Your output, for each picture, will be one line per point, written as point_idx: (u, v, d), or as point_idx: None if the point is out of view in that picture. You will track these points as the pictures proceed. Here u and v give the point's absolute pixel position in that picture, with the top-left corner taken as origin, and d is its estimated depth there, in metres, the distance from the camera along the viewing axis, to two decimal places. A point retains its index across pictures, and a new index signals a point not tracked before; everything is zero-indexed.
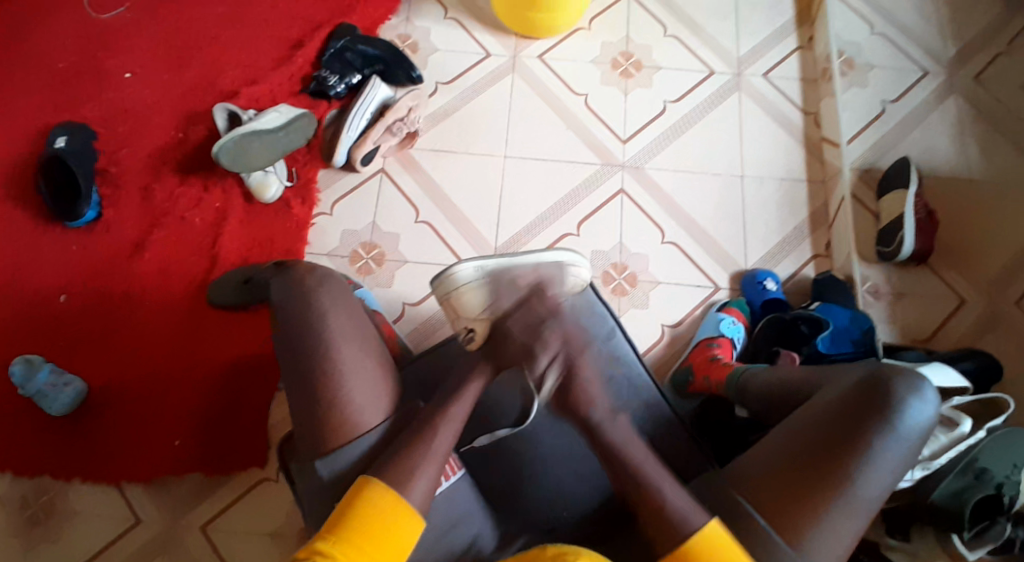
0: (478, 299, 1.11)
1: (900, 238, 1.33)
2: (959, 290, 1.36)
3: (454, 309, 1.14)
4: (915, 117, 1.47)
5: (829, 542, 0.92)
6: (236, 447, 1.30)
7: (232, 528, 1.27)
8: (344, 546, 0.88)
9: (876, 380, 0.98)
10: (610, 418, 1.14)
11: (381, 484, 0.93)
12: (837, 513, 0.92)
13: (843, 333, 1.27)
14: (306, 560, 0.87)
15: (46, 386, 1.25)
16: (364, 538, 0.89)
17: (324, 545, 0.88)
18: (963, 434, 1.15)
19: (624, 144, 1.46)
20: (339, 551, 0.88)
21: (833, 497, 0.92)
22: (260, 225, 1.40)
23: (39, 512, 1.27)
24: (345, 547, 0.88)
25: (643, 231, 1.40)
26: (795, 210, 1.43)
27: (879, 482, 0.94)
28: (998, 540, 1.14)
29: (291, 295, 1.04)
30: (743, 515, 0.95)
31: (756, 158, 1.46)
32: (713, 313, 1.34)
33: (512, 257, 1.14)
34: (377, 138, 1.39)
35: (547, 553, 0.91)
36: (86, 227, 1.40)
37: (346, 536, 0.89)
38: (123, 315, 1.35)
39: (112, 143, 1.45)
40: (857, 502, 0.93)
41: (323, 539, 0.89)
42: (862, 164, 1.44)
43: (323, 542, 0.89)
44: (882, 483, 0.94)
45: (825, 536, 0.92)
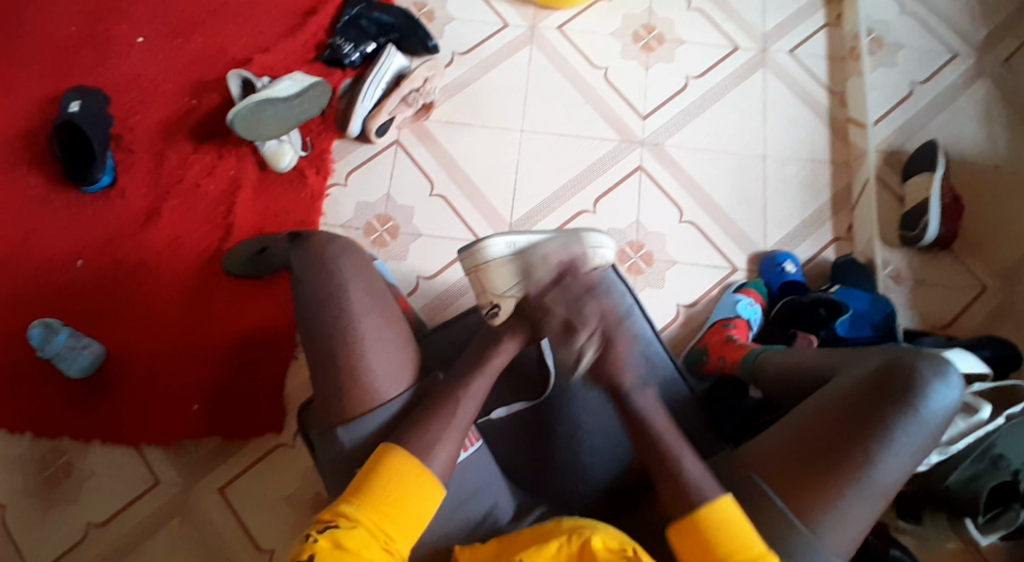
0: (506, 274, 1.10)
1: (924, 223, 1.30)
2: (981, 277, 1.33)
3: (481, 281, 1.12)
4: (944, 98, 1.43)
5: (845, 526, 0.92)
6: (248, 417, 1.31)
7: (252, 492, 1.28)
8: (368, 511, 0.88)
9: (899, 364, 0.96)
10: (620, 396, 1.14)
11: (401, 451, 0.93)
12: (852, 499, 0.91)
13: (862, 317, 1.24)
14: (327, 523, 0.87)
15: (64, 348, 1.25)
16: (386, 503, 0.89)
17: (348, 508, 0.88)
18: (981, 421, 1.11)
19: (643, 121, 1.43)
20: (360, 515, 0.88)
21: (849, 480, 0.91)
22: (274, 193, 1.39)
23: (58, 472, 1.28)
24: (368, 511, 0.88)
25: (661, 210, 1.38)
26: (817, 191, 1.40)
27: (897, 468, 0.92)
28: (1011, 526, 1.14)
29: (309, 265, 1.03)
30: (756, 499, 0.94)
31: (778, 137, 1.42)
32: (730, 294, 1.32)
33: (549, 235, 1.12)
34: (392, 109, 1.37)
35: (562, 529, 0.90)
36: (101, 193, 1.39)
37: (368, 500, 0.89)
38: (137, 283, 1.35)
39: (126, 109, 1.43)
40: (875, 487, 0.92)
41: (348, 502, 0.89)
42: (887, 146, 1.41)
43: (346, 505, 0.89)
44: (900, 469, 0.93)
45: (841, 521, 0.92)
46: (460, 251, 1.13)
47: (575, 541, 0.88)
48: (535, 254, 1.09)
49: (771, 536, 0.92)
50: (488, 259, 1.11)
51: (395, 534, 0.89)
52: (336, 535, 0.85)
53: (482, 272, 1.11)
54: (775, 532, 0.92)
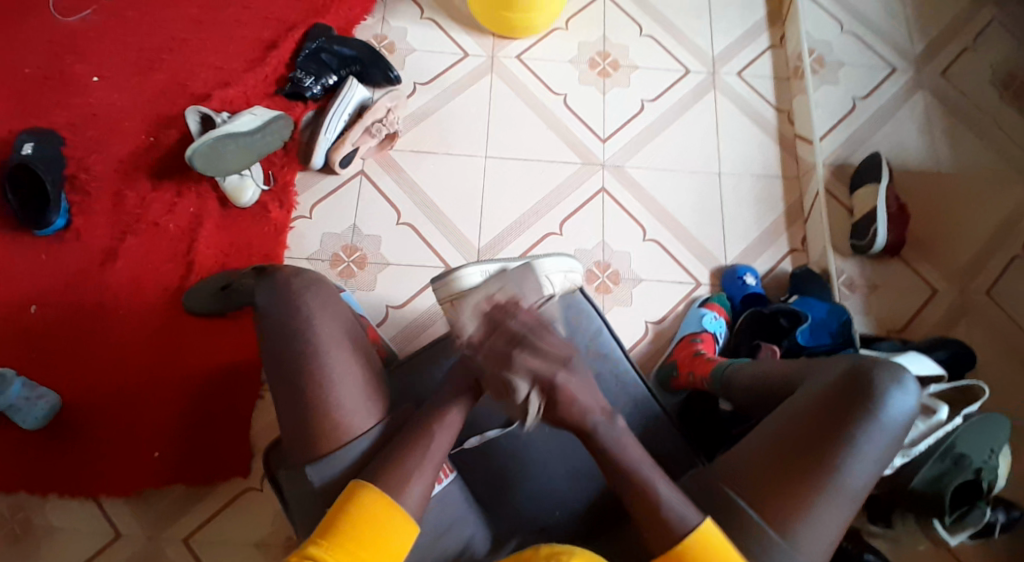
0: None
1: (872, 232, 1.36)
2: (930, 280, 1.40)
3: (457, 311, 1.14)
4: (885, 113, 1.51)
5: (818, 532, 0.94)
6: (216, 459, 1.28)
7: (220, 538, 1.25)
8: (339, 552, 0.87)
9: (860, 373, 0.99)
10: (597, 413, 1.15)
11: (377, 491, 0.91)
12: (823, 506, 0.94)
13: (821, 326, 1.30)
14: None
15: (19, 400, 1.21)
16: (356, 544, 0.88)
17: (316, 550, 0.86)
18: (940, 421, 1.16)
19: (604, 143, 1.46)
20: (330, 556, 0.86)
21: (819, 489, 0.95)
22: (237, 229, 1.37)
23: (14, 529, 1.24)
24: (337, 552, 0.87)
25: (625, 229, 1.41)
26: (771, 205, 1.45)
27: (864, 473, 0.96)
28: (977, 525, 1.18)
29: (278, 301, 1.02)
30: (733, 516, 0.96)
31: (732, 155, 1.48)
32: (695, 309, 1.36)
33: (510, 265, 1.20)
34: (356, 140, 1.38)
35: (540, 556, 0.90)
36: (55, 235, 1.36)
37: (337, 541, 0.87)
38: (95, 326, 1.32)
39: (81, 148, 1.40)
40: (844, 493, 0.95)
41: (317, 544, 0.87)
42: (834, 160, 1.47)
43: (315, 546, 0.87)
44: (867, 474, 0.96)
45: (815, 526, 0.94)
46: (433, 284, 1.17)
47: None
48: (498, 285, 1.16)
49: (752, 548, 0.94)
50: (461, 286, 1.14)
51: None
52: None
53: (456, 301, 1.14)
54: (751, 542, 0.94)
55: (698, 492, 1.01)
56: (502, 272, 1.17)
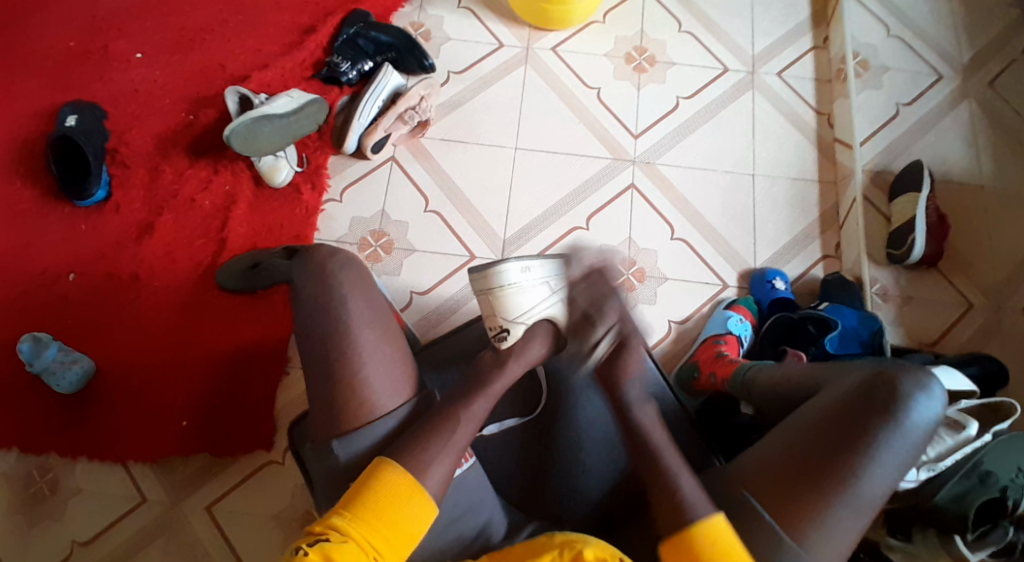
0: (517, 301, 1.07)
1: (910, 241, 1.33)
2: (968, 294, 1.36)
3: (491, 304, 1.09)
4: (929, 120, 1.47)
5: (832, 537, 0.92)
6: (239, 432, 1.31)
7: (238, 509, 1.28)
8: (358, 524, 0.88)
9: (883, 377, 0.98)
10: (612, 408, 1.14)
11: (401, 469, 0.92)
12: (841, 511, 0.92)
13: (851, 334, 1.27)
14: (320, 536, 0.86)
15: (53, 363, 1.25)
16: (378, 520, 0.89)
17: (339, 521, 0.88)
18: (969, 437, 1.17)
19: (636, 139, 1.45)
20: (353, 530, 0.87)
21: (836, 492, 0.93)
22: (269, 209, 1.40)
23: (44, 489, 1.28)
24: (360, 526, 0.88)
25: (653, 227, 1.40)
26: (805, 210, 1.42)
27: (883, 480, 0.94)
28: (999, 544, 1.14)
29: (311, 278, 1.03)
30: (747, 517, 0.95)
31: (767, 156, 1.45)
32: (720, 311, 1.34)
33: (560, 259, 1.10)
34: (388, 126, 1.39)
35: (554, 543, 0.91)
36: (95, 207, 1.40)
37: (361, 515, 0.89)
38: (129, 297, 1.36)
39: (123, 123, 1.44)
40: (861, 499, 0.93)
41: (339, 516, 0.89)
42: (873, 166, 1.43)
43: (338, 517, 0.89)
44: (887, 481, 0.94)
45: (829, 532, 0.92)
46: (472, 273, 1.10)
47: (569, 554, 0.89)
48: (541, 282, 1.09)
49: (765, 548, 0.92)
50: (501, 284, 1.07)
51: (386, 548, 0.88)
52: (326, 547, 0.85)
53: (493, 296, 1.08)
54: (764, 541, 0.92)
55: (710, 490, 0.99)
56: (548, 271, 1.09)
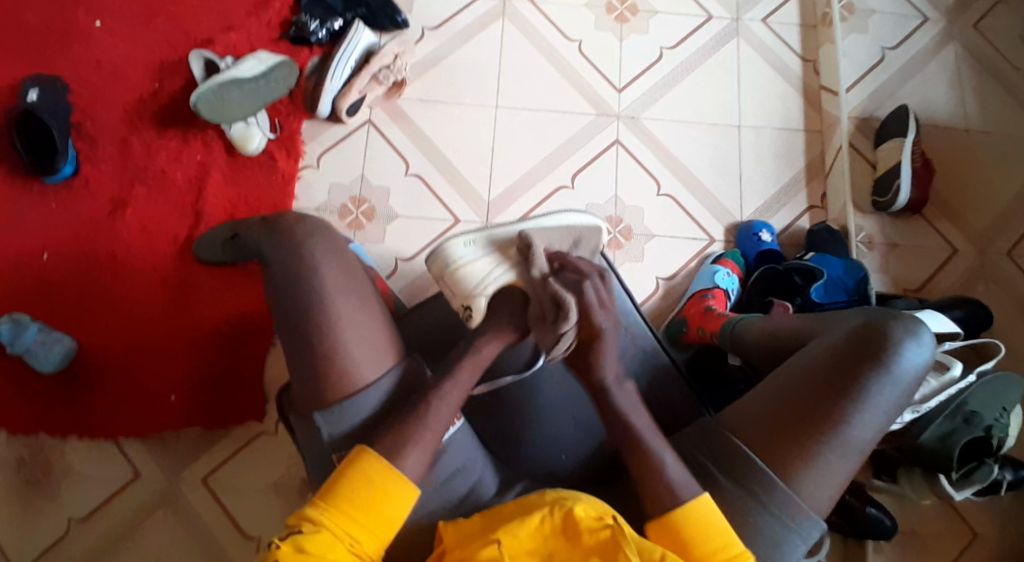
0: (470, 274, 1.06)
1: (896, 188, 1.32)
2: (952, 240, 1.36)
3: (452, 284, 1.08)
4: (913, 66, 1.44)
5: (820, 483, 0.95)
6: (229, 406, 1.31)
7: (235, 480, 1.29)
8: (334, 514, 0.87)
9: (874, 326, 0.99)
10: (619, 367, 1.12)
11: (374, 455, 0.91)
12: (830, 457, 0.94)
13: (836, 283, 1.27)
14: (294, 528, 0.86)
15: (35, 344, 1.23)
16: (354, 508, 0.88)
17: (314, 511, 0.88)
18: (952, 379, 1.18)
19: (619, 94, 1.41)
20: (327, 521, 0.87)
21: (826, 438, 0.94)
22: (245, 179, 1.36)
23: (36, 469, 1.27)
24: (334, 516, 0.87)
25: (639, 184, 1.38)
26: (792, 160, 1.40)
27: (872, 426, 0.95)
28: (984, 481, 1.19)
29: (285, 252, 1.02)
30: (736, 470, 0.96)
31: (752, 107, 1.42)
32: (708, 266, 1.33)
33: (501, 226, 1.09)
34: (362, 87, 1.35)
35: (544, 501, 0.90)
36: (64, 183, 1.35)
37: (336, 505, 0.88)
38: (107, 273, 1.32)
39: (86, 94, 1.38)
40: (850, 445, 0.95)
41: (315, 507, 0.88)
42: (859, 113, 1.41)
43: (313, 508, 0.88)
44: (875, 427, 0.96)
45: (818, 477, 0.94)
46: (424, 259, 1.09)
47: (558, 512, 0.87)
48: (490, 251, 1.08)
49: (757, 492, 0.95)
50: (452, 262, 1.07)
51: (360, 534, 0.88)
52: (298, 540, 0.84)
53: (449, 276, 1.07)
54: (757, 489, 0.95)
55: (706, 443, 1.00)
56: (492, 239, 1.08)
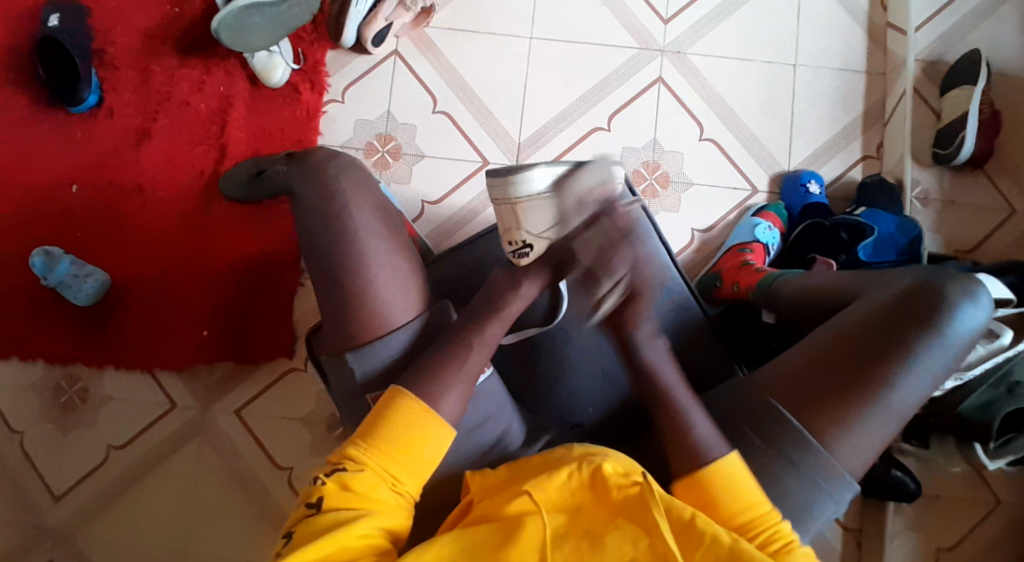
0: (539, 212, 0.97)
1: (960, 140, 1.21)
2: (1013, 199, 1.26)
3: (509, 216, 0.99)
4: (994, 1, 1.29)
5: (857, 446, 0.93)
6: (260, 342, 1.33)
7: (269, 412, 1.34)
8: (374, 454, 0.85)
9: (928, 285, 0.95)
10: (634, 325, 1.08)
11: (412, 397, 0.89)
12: (869, 420, 0.92)
13: (887, 240, 1.20)
14: (337, 466, 0.85)
15: (68, 277, 1.25)
16: (393, 447, 0.86)
17: (354, 450, 0.86)
18: (1002, 347, 1.12)
19: (665, 26, 1.30)
20: (369, 461, 0.85)
21: (866, 402, 0.92)
22: (267, 111, 1.31)
23: (74, 398, 1.33)
24: (376, 456, 0.85)
25: (681, 127, 1.29)
26: (850, 105, 1.29)
27: (915, 391, 0.93)
28: (1020, 452, 1.17)
29: (313, 192, 1.01)
30: (768, 438, 0.94)
31: (812, 42, 1.30)
32: (748, 218, 1.26)
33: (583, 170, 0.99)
34: (389, 14, 1.26)
35: (572, 457, 0.88)
36: (89, 113, 1.32)
37: (377, 444, 0.86)
38: (134, 207, 1.32)
39: (104, 19, 1.33)
40: (890, 410, 0.93)
41: (356, 445, 0.86)
42: (927, 56, 1.28)
43: (352, 447, 0.86)
44: (919, 391, 0.93)
45: (856, 439, 0.92)
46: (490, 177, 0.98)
47: (587, 469, 0.86)
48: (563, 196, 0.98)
49: (790, 450, 0.93)
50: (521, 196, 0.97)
51: (403, 473, 0.86)
52: (343, 478, 0.83)
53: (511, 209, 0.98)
54: (791, 447, 0.93)
55: (734, 404, 0.99)
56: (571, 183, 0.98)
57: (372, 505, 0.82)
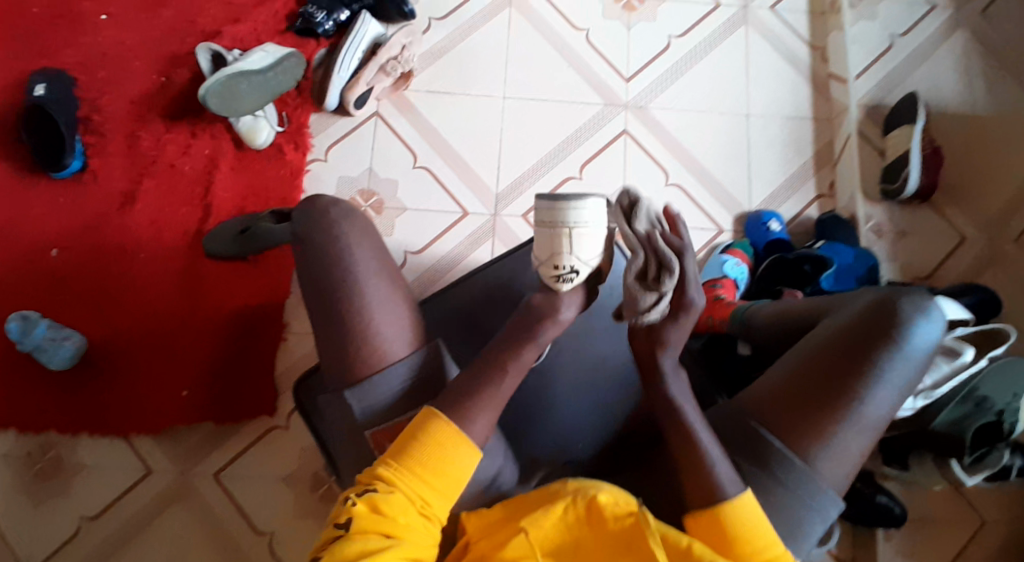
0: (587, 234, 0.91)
1: (905, 175, 1.32)
2: (960, 228, 1.36)
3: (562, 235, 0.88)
4: (924, 52, 1.43)
5: (836, 460, 0.96)
6: (242, 399, 1.32)
7: (250, 474, 1.30)
8: (405, 476, 0.86)
9: (885, 303, 0.99)
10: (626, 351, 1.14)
11: (443, 421, 0.88)
12: (844, 433, 0.95)
13: (847, 271, 1.28)
14: (366, 486, 0.85)
15: (44, 341, 1.24)
16: (425, 471, 0.86)
17: (384, 471, 0.86)
18: (965, 363, 1.15)
19: (628, 83, 1.41)
20: (401, 482, 0.85)
21: (840, 417, 0.95)
22: (253, 172, 1.36)
23: (47, 467, 1.28)
24: (408, 478, 0.86)
25: (648, 174, 1.37)
26: (800, 149, 1.40)
27: (885, 403, 0.96)
28: (995, 466, 1.20)
29: (315, 231, 1.01)
30: (755, 455, 0.97)
31: (761, 95, 1.42)
32: (717, 256, 1.33)
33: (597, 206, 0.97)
34: (370, 79, 1.34)
35: (567, 490, 0.88)
36: (73, 178, 1.35)
37: (408, 467, 0.86)
38: (116, 269, 1.33)
39: (93, 89, 1.38)
40: (864, 423, 0.96)
41: (386, 466, 0.86)
42: (869, 101, 1.41)
43: (383, 466, 0.87)
44: (889, 404, 0.96)
45: (834, 453, 0.95)
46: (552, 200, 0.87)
47: (582, 502, 0.86)
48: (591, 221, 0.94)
49: (773, 467, 0.96)
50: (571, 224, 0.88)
51: (434, 497, 0.86)
52: (373, 499, 0.84)
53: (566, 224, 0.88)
54: (774, 464, 0.96)
55: (718, 429, 1.01)
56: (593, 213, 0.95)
57: (402, 529, 0.83)
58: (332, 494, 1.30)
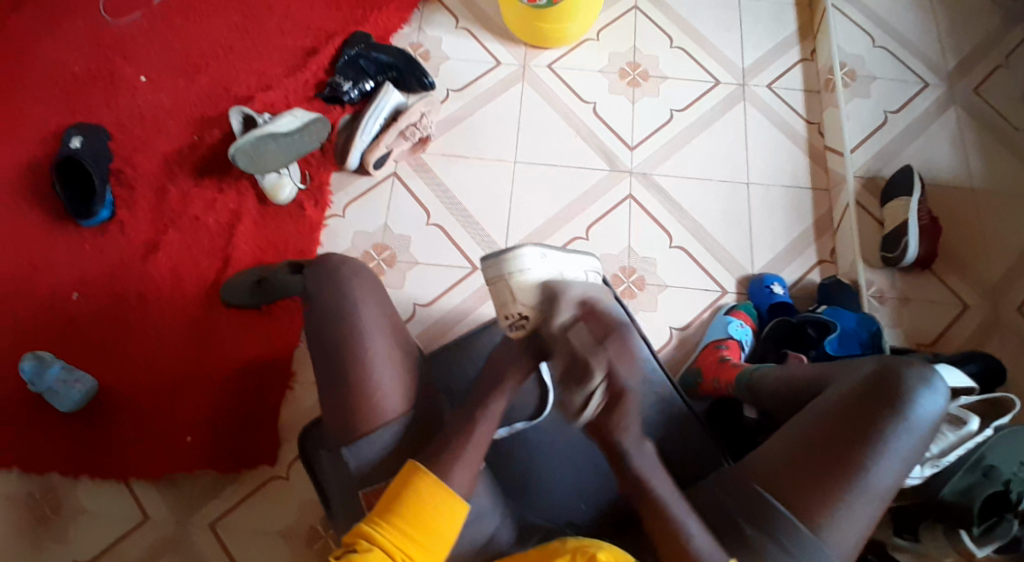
0: (530, 285, 1.03)
1: (904, 243, 1.35)
2: (962, 295, 1.38)
3: (504, 293, 1.04)
4: (916, 128, 1.50)
5: (843, 529, 0.92)
6: (244, 447, 1.31)
7: (246, 526, 1.28)
8: (389, 533, 0.86)
9: (887, 372, 0.97)
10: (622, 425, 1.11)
11: (427, 474, 0.89)
12: (850, 502, 0.92)
13: (851, 335, 1.27)
14: (349, 547, 0.86)
15: (56, 382, 1.25)
16: (409, 526, 0.87)
17: (368, 529, 0.87)
18: (970, 432, 1.12)
19: (632, 151, 1.48)
20: (382, 540, 0.86)
21: (845, 484, 0.92)
22: (273, 225, 1.42)
23: (47, 510, 1.28)
24: (390, 535, 0.86)
25: (652, 236, 1.42)
26: (800, 216, 1.45)
27: (892, 473, 0.93)
28: (1005, 538, 1.12)
29: (324, 288, 1.02)
30: (759, 517, 0.94)
31: (761, 166, 1.48)
32: (721, 316, 1.35)
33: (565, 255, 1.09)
34: (389, 143, 1.42)
35: (566, 548, 0.87)
36: (101, 227, 1.41)
37: (390, 523, 0.87)
38: (133, 315, 1.36)
39: (129, 146, 1.47)
40: (870, 492, 0.93)
41: (369, 524, 0.87)
42: (866, 172, 1.46)
43: (368, 525, 0.87)
44: (895, 474, 0.93)
45: (841, 521, 0.92)
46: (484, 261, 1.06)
47: (581, 559, 0.85)
48: (552, 272, 1.06)
49: (778, 535, 0.92)
50: (512, 270, 1.04)
51: (417, 553, 0.86)
52: (353, 558, 0.84)
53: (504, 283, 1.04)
54: (779, 531, 0.92)
55: (722, 495, 0.98)
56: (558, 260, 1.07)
57: None
58: (329, 549, 1.27)
